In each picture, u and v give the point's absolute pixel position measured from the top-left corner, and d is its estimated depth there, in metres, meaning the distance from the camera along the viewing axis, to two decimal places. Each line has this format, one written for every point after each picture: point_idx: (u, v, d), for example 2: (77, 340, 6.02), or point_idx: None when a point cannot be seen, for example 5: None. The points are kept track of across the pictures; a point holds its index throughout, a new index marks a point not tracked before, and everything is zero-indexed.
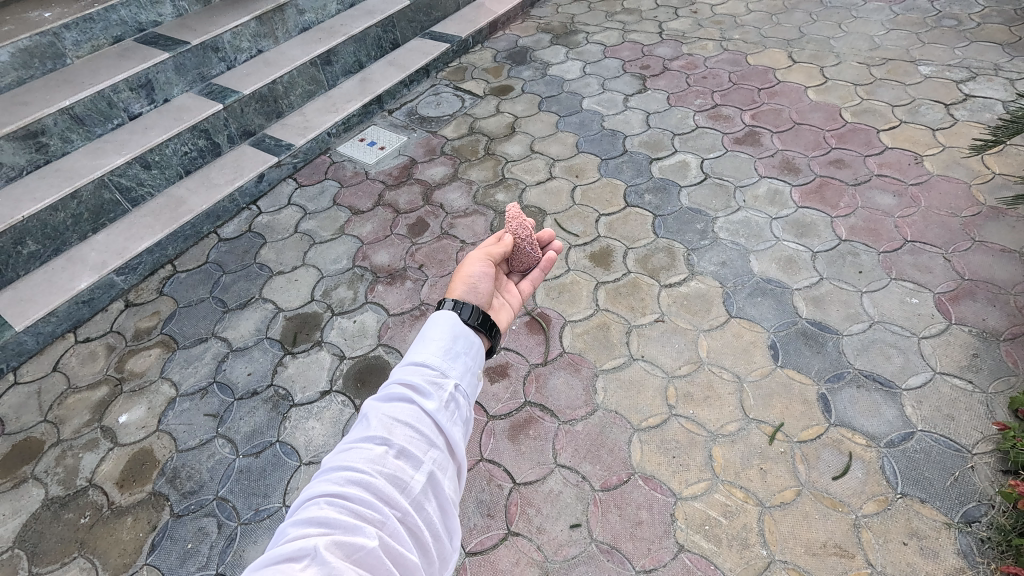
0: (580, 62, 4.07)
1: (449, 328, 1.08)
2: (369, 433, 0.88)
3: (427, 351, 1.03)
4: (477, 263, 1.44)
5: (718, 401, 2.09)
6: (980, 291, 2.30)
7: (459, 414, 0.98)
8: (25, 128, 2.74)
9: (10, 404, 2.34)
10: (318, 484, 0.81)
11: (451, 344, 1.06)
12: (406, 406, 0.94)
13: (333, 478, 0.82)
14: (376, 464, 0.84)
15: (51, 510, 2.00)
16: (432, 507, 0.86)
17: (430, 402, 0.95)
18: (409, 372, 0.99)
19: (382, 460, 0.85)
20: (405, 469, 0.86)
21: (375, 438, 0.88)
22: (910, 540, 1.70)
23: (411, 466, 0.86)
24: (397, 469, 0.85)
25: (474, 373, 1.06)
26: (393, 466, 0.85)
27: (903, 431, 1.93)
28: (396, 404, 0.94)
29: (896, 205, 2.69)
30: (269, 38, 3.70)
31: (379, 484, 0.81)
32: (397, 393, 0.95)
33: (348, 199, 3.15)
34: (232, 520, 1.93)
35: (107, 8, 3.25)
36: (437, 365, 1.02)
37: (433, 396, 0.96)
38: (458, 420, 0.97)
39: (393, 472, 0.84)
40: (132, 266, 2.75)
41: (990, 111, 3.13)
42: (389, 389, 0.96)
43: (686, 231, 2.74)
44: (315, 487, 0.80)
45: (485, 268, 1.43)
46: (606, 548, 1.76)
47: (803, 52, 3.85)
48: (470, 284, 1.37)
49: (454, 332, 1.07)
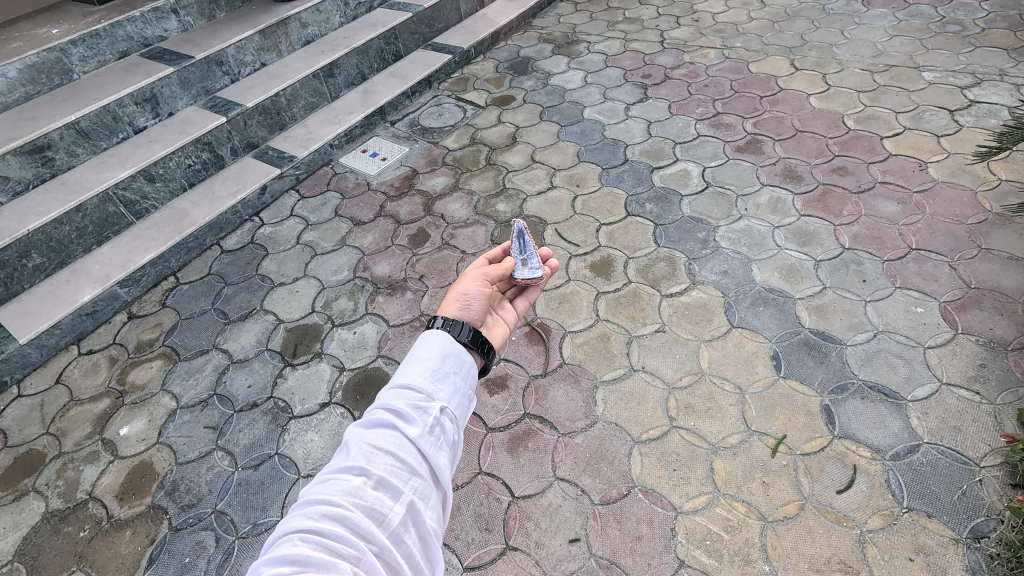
0: (581, 71, 4.08)
1: (439, 347, 1.07)
2: (348, 465, 0.88)
3: (413, 372, 1.03)
4: (473, 279, 1.42)
5: (719, 413, 2.06)
6: (986, 300, 2.26)
7: (445, 439, 0.97)
8: (31, 143, 2.78)
9: (13, 416, 2.35)
10: (293, 519, 0.80)
11: (440, 364, 1.05)
12: (389, 433, 0.93)
13: (307, 511, 0.81)
14: (352, 497, 0.83)
15: (50, 523, 2.00)
16: (412, 539, 0.85)
17: (414, 428, 0.94)
18: (394, 395, 0.99)
19: (360, 493, 0.84)
20: (383, 501, 0.85)
21: (353, 468, 0.87)
22: (917, 556, 1.66)
23: (390, 497, 0.86)
24: (374, 502, 0.84)
25: (464, 393, 1.05)
26: (371, 498, 0.84)
27: (909, 443, 1.90)
28: (379, 431, 0.94)
29: (901, 213, 2.67)
30: (272, 52, 3.74)
31: (354, 518, 0.81)
32: (380, 420, 0.94)
33: (350, 210, 3.16)
34: (230, 534, 1.92)
35: (113, 24, 3.30)
36: (424, 388, 1.01)
37: (417, 422, 0.95)
38: (444, 445, 0.96)
39: (370, 504, 0.84)
40: (135, 278, 2.77)
41: (995, 116, 3.10)
42: (372, 414, 0.96)
43: (688, 241, 2.72)
44: (290, 522, 0.79)
45: (482, 286, 1.42)
46: (606, 563, 1.74)
47: (806, 59, 3.83)
48: (464, 302, 1.36)
49: (443, 352, 1.06)
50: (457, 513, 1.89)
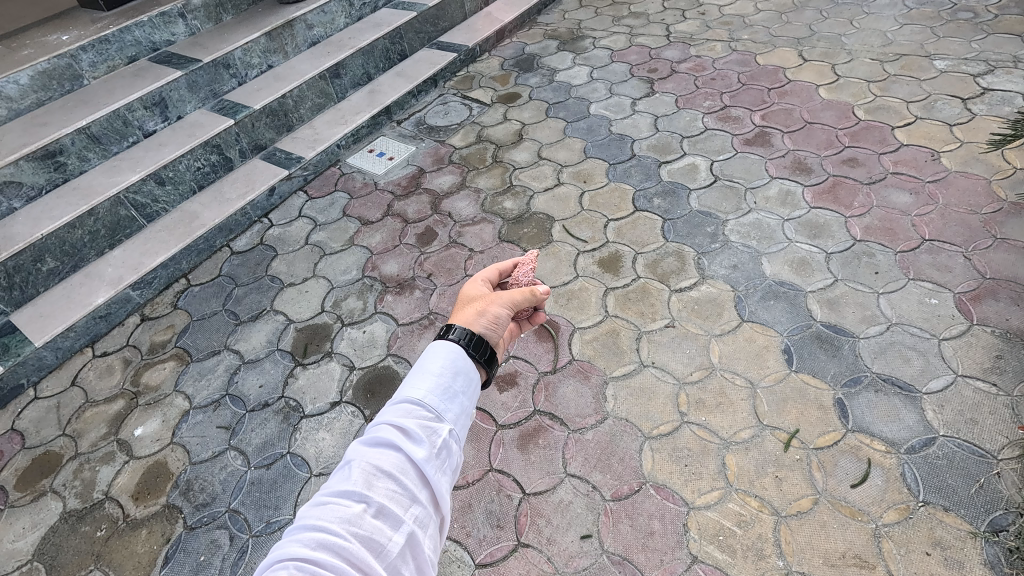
0: (587, 67, 4.06)
1: (448, 364, 1.08)
2: (347, 490, 0.86)
3: (421, 388, 1.03)
4: (506, 301, 1.35)
5: (731, 408, 2.05)
6: (1002, 290, 2.22)
7: (448, 464, 0.97)
8: (44, 148, 2.81)
9: (30, 418, 2.39)
10: (287, 545, 0.78)
11: (449, 384, 1.05)
12: (392, 456, 0.93)
13: (301, 538, 0.79)
14: (351, 525, 0.82)
15: (68, 523, 2.03)
16: (408, 570, 0.85)
17: (419, 452, 0.94)
18: (399, 412, 0.99)
19: (360, 521, 0.83)
20: (382, 530, 0.84)
21: (354, 494, 0.86)
22: (934, 550, 1.64)
23: (390, 526, 0.85)
24: (373, 530, 0.83)
25: (469, 414, 1.06)
26: (370, 526, 0.84)
27: (924, 436, 1.87)
28: (382, 452, 0.93)
29: (913, 203, 2.63)
30: (279, 54, 3.76)
31: (353, 548, 0.79)
32: (384, 440, 0.94)
33: (358, 210, 3.17)
34: (244, 532, 1.94)
35: (122, 29, 3.33)
36: (432, 408, 1.01)
37: (423, 445, 0.96)
38: (447, 470, 0.97)
39: (369, 533, 0.83)
40: (147, 280, 2.80)
41: (1010, 104, 3.05)
42: (376, 433, 0.95)
43: (697, 235, 2.70)
44: (284, 548, 0.77)
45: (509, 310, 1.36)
46: (618, 559, 1.73)
47: (814, 50, 3.79)
48: (493, 323, 1.29)
49: (453, 370, 1.07)
50: (468, 510, 1.90)
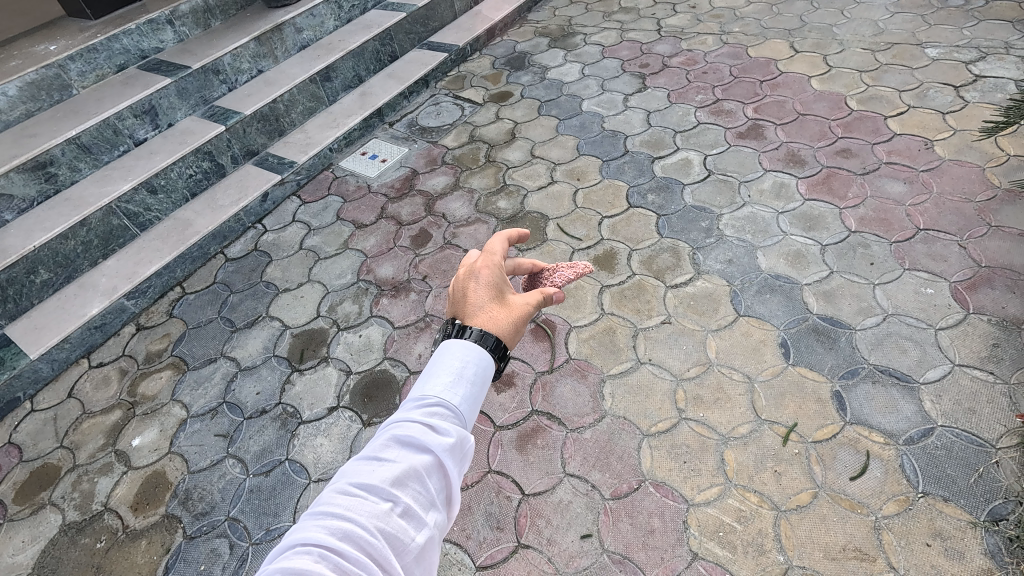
0: (579, 64, 4.04)
1: (474, 368, 1.07)
2: (376, 484, 0.85)
3: (450, 390, 1.02)
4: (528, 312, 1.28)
5: (728, 403, 2.04)
6: (998, 278, 2.22)
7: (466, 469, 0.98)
8: (34, 160, 2.79)
9: (28, 431, 2.38)
10: (310, 531, 0.76)
11: (471, 388, 1.05)
12: (419, 456, 0.92)
13: (326, 526, 0.77)
14: (379, 521, 0.81)
15: (68, 535, 2.02)
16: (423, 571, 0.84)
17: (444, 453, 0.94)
18: (427, 412, 0.98)
19: (387, 518, 0.82)
20: (406, 530, 0.83)
21: (382, 491, 0.85)
22: (934, 541, 1.63)
23: (413, 527, 0.84)
24: (397, 530, 0.82)
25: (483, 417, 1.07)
26: (396, 525, 0.82)
27: (922, 427, 1.87)
28: (409, 451, 0.92)
29: (908, 193, 2.63)
30: (268, 58, 3.74)
31: (378, 545, 0.78)
32: (413, 439, 0.92)
33: (352, 214, 3.16)
34: (244, 540, 1.94)
35: (109, 38, 3.31)
36: (458, 411, 1.01)
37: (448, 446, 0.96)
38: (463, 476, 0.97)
39: (394, 532, 0.81)
40: (142, 290, 2.79)
41: (1002, 90, 3.04)
42: (406, 429, 0.94)
43: (691, 230, 2.70)
44: (309, 534, 0.76)
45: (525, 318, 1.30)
46: (619, 558, 1.73)
47: (806, 41, 3.78)
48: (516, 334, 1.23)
49: (479, 374, 1.07)
50: (468, 513, 1.90)
